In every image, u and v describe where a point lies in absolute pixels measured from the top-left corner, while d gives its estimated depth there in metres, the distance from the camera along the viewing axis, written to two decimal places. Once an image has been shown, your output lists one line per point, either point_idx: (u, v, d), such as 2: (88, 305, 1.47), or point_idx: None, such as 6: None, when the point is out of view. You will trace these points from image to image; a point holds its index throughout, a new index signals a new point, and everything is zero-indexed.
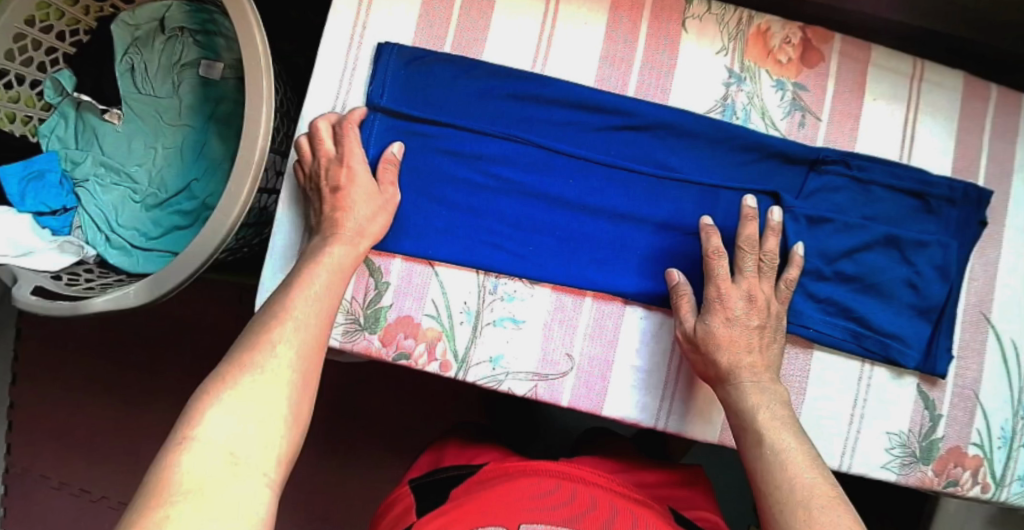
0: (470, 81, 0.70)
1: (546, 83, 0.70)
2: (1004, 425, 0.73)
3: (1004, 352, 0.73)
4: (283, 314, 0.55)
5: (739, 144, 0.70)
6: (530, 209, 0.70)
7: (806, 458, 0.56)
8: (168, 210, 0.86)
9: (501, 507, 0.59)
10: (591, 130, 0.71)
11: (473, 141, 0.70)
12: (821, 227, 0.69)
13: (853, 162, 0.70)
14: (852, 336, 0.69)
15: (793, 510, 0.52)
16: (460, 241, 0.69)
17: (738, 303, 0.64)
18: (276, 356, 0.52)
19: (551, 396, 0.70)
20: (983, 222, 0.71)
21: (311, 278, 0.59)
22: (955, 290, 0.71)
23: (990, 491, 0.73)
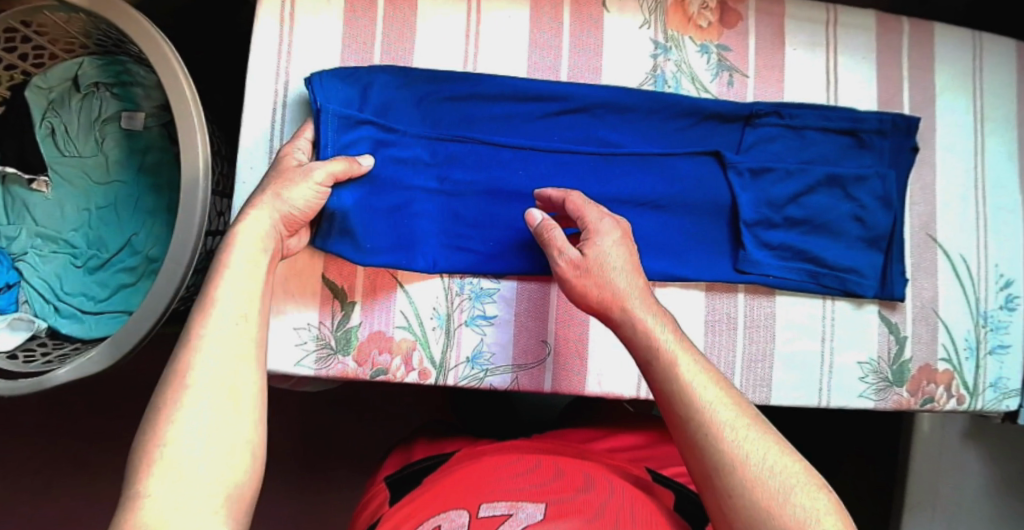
0: (407, 87, 0.70)
1: (480, 79, 0.71)
2: (968, 336, 0.77)
3: (955, 268, 0.77)
4: (208, 309, 0.53)
5: (675, 110, 0.72)
6: (488, 206, 0.71)
7: (708, 387, 0.57)
8: (113, 269, 0.87)
9: (462, 492, 0.61)
10: (532, 117, 0.72)
11: (421, 147, 0.70)
12: (764, 177, 0.71)
13: (784, 111, 0.72)
14: (809, 276, 0.72)
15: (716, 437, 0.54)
16: (422, 249, 0.69)
17: (610, 227, 0.64)
18: (203, 371, 0.51)
19: (534, 384, 0.71)
20: (916, 147, 0.74)
21: (218, 283, 0.55)
22: (899, 216, 0.74)
23: (966, 402, 0.77)
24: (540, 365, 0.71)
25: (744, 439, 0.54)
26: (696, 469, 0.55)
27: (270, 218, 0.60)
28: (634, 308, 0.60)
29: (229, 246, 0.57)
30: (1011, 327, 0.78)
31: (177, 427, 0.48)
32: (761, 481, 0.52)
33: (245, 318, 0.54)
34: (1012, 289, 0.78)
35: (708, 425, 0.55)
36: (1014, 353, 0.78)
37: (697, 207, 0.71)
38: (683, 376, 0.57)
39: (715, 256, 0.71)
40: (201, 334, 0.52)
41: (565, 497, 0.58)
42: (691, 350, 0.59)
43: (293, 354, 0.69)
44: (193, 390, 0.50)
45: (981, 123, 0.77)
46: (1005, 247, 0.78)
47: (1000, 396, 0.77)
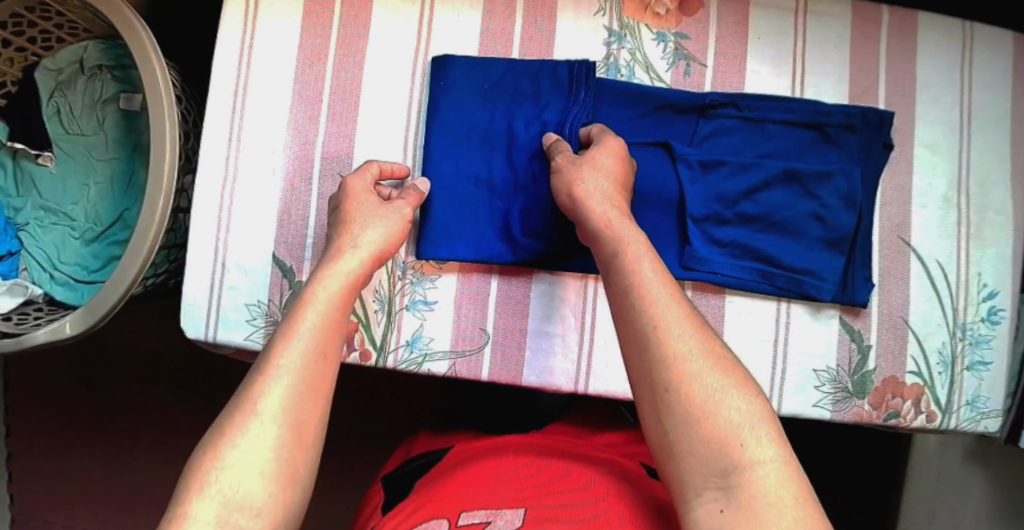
0: (475, 73, 0.71)
1: (440, 63, 0.71)
2: (943, 349, 0.72)
3: (930, 274, 0.72)
4: (290, 334, 0.56)
5: (628, 97, 0.70)
6: (482, 194, 0.70)
7: (661, 285, 0.56)
8: (105, 242, 0.88)
9: (447, 500, 0.57)
10: (482, 98, 0.71)
11: (473, 133, 0.70)
12: (715, 170, 0.69)
13: (741, 103, 0.70)
14: (761, 276, 0.69)
15: (657, 339, 0.53)
16: (455, 234, 0.69)
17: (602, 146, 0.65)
18: (266, 403, 0.52)
19: (471, 371, 0.70)
20: (888, 143, 0.70)
21: (302, 314, 0.57)
22: (864, 218, 0.70)
23: (937, 420, 0.72)
24: (478, 352, 0.71)
25: (685, 336, 0.53)
26: (636, 368, 0.53)
27: (360, 262, 0.62)
28: (615, 225, 0.60)
29: (316, 282, 0.60)
30: (994, 342, 0.72)
31: (235, 453, 0.50)
32: (697, 378, 0.51)
33: (316, 352, 0.56)
34: (995, 300, 0.72)
35: (654, 323, 0.53)
36: (996, 371, 0.72)
37: (645, 201, 0.69)
38: (640, 275, 0.56)
39: (660, 251, 0.69)
40: (275, 366, 0.54)
41: (552, 508, 0.53)
42: (651, 252, 0.58)
43: (242, 329, 0.71)
44: (259, 422, 0.51)
45: (967, 122, 0.73)
46: (988, 254, 0.72)
47: (977, 416, 0.72)
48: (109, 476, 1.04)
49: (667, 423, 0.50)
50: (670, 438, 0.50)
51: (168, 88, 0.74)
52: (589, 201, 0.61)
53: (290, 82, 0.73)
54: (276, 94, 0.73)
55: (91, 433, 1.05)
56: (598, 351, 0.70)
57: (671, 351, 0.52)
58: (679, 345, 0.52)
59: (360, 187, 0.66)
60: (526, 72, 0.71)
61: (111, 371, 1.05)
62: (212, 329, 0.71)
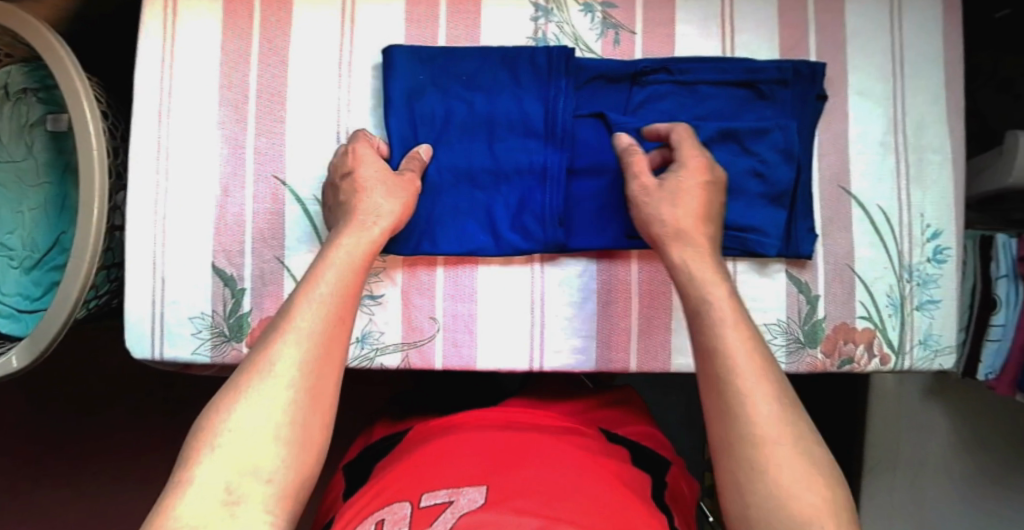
0: (446, 63, 0.70)
1: (403, 49, 0.69)
2: (891, 291, 0.73)
3: (872, 220, 0.72)
4: (305, 296, 0.56)
5: (594, 81, 0.70)
6: (455, 186, 0.69)
7: (756, 355, 0.52)
8: (45, 268, 0.86)
9: (408, 480, 0.56)
10: (453, 86, 0.70)
11: (444, 122, 0.69)
12: None
13: (673, 67, 0.70)
14: None
15: (744, 417, 0.50)
16: (423, 229, 0.68)
17: (688, 172, 0.62)
18: (282, 366, 0.52)
19: (424, 361, 0.71)
20: (821, 95, 0.71)
21: (321, 274, 0.58)
22: (803, 171, 0.70)
23: (891, 362, 0.73)
24: (430, 341, 0.71)
25: (774, 418, 0.49)
26: (717, 433, 0.51)
27: (379, 231, 0.62)
28: (699, 277, 0.57)
29: (336, 243, 0.60)
30: (941, 281, 0.73)
31: (247, 415, 0.50)
32: (785, 464, 0.48)
33: (337, 313, 0.56)
34: (940, 240, 0.73)
35: (742, 398, 0.50)
36: (945, 308, 0.73)
37: (584, 171, 0.69)
38: (726, 338, 0.53)
39: (608, 222, 0.68)
40: (293, 326, 0.54)
41: (519, 483, 0.53)
42: (742, 313, 0.55)
43: (189, 343, 0.71)
44: (272, 381, 0.51)
45: (899, 65, 0.73)
46: (929, 195, 0.73)
47: (931, 354, 0.73)
48: (83, 497, 1.03)
49: (749, 500, 0.48)
50: (750, 520, 0.48)
51: (93, 103, 0.72)
52: (686, 243, 0.59)
53: (215, 86, 0.71)
54: (201, 100, 0.71)
55: (64, 456, 1.04)
56: (550, 329, 0.71)
57: (759, 433, 0.49)
58: (769, 423, 0.49)
59: (366, 151, 0.65)
60: (502, 61, 0.70)
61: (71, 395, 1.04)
62: (158, 347, 0.71)
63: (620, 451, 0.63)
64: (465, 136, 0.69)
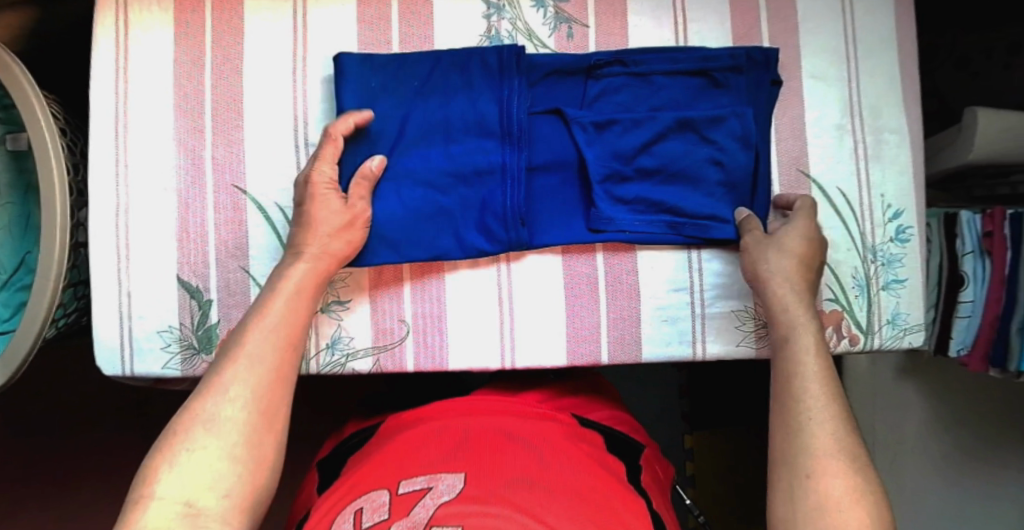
0: (395, 67, 0.69)
1: (350, 57, 0.68)
2: (856, 272, 0.73)
3: (833, 202, 0.73)
4: (256, 323, 0.60)
5: (549, 77, 0.70)
6: (413, 190, 0.68)
7: (827, 381, 0.57)
8: (11, 289, 0.81)
9: (384, 469, 0.56)
10: (405, 89, 0.69)
11: (398, 125, 0.69)
12: (609, 130, 0.69)
13: (626, 59, 0.70)
14: (669, 227, 0.69)
15: (806, 429, 0.55)
16: (384, 235, 0.68)
17: (795, 233, 0.65)
18: (234, 388, 0.55)
19: (395, 364, 0.70)
20: (776, 80, 0.71)
21: (269, 307, 0.61)
22: (761, 156, 0.70)
23: (860, 342, 0.73)
24: (400, 343, 0.70)
25: (833, 436, 0.54)
26: (778, 443, 0.56)
27: (324, 261, 0.64)
28: (795, 312, 0.62)
29: (284, 276, 0.63)
30: (906, 260, 0.73)
31: (204, 435, 0.53)
32: (836, 476, 0.52)
33: (289, 340, 0.60)
34: (901, 219, 0.73)
35: (811, 415, 0.55)
36: (911, 287, 0.73)
37: (543, 167, 0.70)
38: (804, 360, 0.59)
39: (570, 218, 0.69)
40: (245, 352, 0.57)
41: (501, 474, 0.53)
42: (823, 347, 0.60)
43: (158, 358, 0.70)
44: (227, 402, 0.55)
45: (852, 47, 0.73)
46: (889, 175, 0.74)
47: (900, 333, 0.73)
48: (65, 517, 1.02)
49: (795, 505, 0.52)
50: (794, 518, 0.51)
51: (49, 120, 0.71)
52: (774, 282, 0.64)
53: (170, 97, 0.71)
54: (157, 111, 0.71)
55: (45, 479, 1.03)
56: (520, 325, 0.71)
57: (818, 444, 0.54)
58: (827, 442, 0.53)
59: (322, 183, 0.65)
60: (454, 64, 0.69)
61: (49, 417, 1.04)
62: (129, 363, 0.70)
63: (595, 438, 0.64)
64: (422, 138, 0.69)
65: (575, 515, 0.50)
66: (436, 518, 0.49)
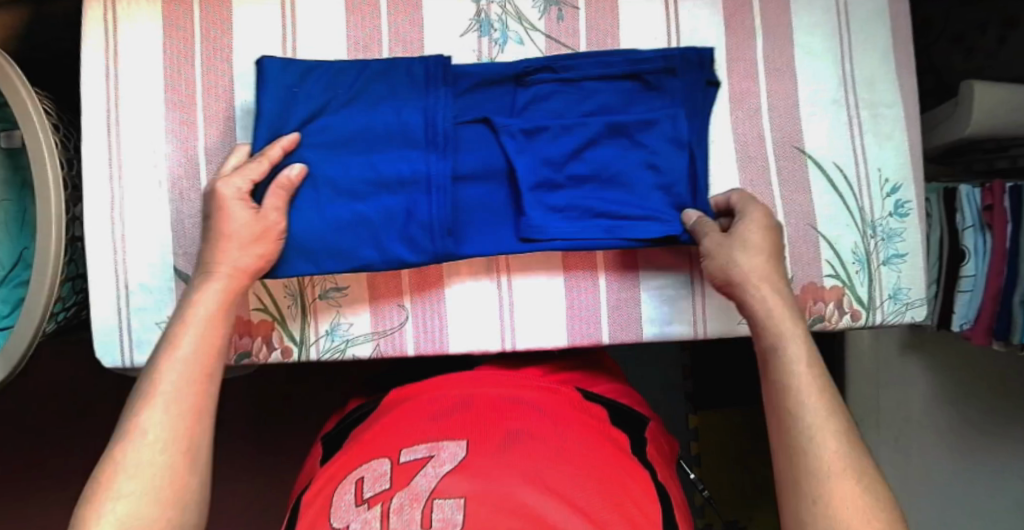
0: (315, 76, 0.67)
1: (273, 63, 0.66)
2: (856, 248, 0.72)
3: (829, 177, 0.73)
4: (172, 353, 0.56)
5: (477, 85, 0.69)
6: (335, 202, 0.65)
7: (817, 376, 0.55)
8: (10, 285, 0.81)
9: (385, 437, 0.57)
10: (329, 98, 0.67)
11: (318, 134, 0.66)
12: (539, 136, 0.67)
13: (556, 65, 0.69)
14: (606, 231, 0.67)
15: (805, 428, 0.53)
16: (305, 250, 0.65)
17: (755, 227, 0.62)
18: (151, 428, 0.53)
19: (395, 349, 0.70)
20: (711, 81, 0.71)
21: (179, 336, 0.58)
22: (697, 157, 0.68)
23: (862, 317, 0.72)
24: (400, 328, 0.70)
25: (832, 432, 0.52)
26: (779, 452, 0.54)
27: (234, 280, 0.61)
28: (772, 307, 0.59)
29: (194, 301, 0.60)
30: (906, 234, 0.73)
31: (127, 483, 0.51)
32: (841, 473, 0.51)
33: (205, 367, 0.57)
34: (900, 194, 0.73)
35: (806, 411, 0.53)
36: (912, 262, 0.73)
37: (469, 177, 0.68)
38: (790, 356, 0.56)
39: (500, 226, 0.68)
40: (160, 389, 0.55)
41: (504, 449, 0.53)
42: (809, 337, 0.58)
43: None
44: (145, 444, 0.52)
45: (844, 22, 0.73)
46: (886, 149, 0.73)
47: (901, 308, 0.73)
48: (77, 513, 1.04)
49: (804, 509, 0.51)
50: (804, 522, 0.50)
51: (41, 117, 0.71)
52: (750, 284, 0.60)
53: (160, 90, 0.70)
54: (147, 105, 0.70)
55: (54, 476, 1.04)
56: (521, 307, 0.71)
57: (819, 443, 0.52)
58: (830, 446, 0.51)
59: (231, 195, 0.61)
60: (380, 74, 0.68)
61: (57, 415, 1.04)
62: (128, 355, 0.70)
63: (601, 413, 0.63)
64: (343, 148, 0.66)
65: (578, 479, 0.51)
66: (438, 490, 0.49)
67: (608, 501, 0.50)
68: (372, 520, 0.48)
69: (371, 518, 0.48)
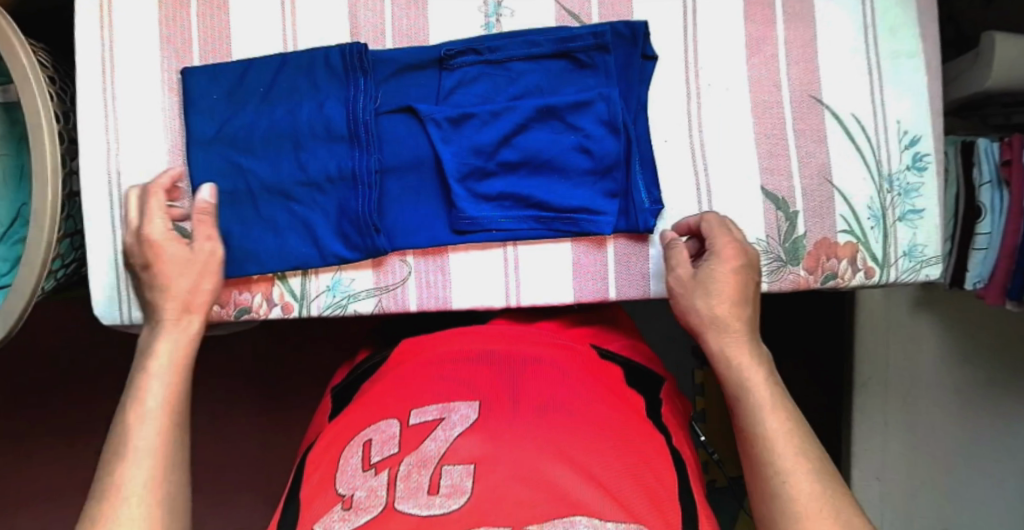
0: (229, 77, 0.69)
1: (194, 72, 0.69)
2: (872, 203, 0.70)
3: (847, 128, 0.70)
4: (142, 403, 0.54)
5: (399, 70, 0.69)
6: (271, 203, 0.68)
7: (783, 412, 0.53)
8: (9, 241, 0.79)
9: (393, 395, 0.56)
10: (253, 96, 0.69)
11: (244, 135, 0.68)
12: (465, 125, 0.68)
13: (480, 46, 0.68)
14: (537, 222, 0.68)
15: (775, 467, 0.50)
16: (242, 252, 0.68)
17: (724, 267, 0.60)
18: (131, 486, 0.50)
19: (398, 305, 0.69)
20: (647, 56, 0.69)
21: (144, 390, 0.55)
22: (631, 138, 0.68)
23: (875, 275, 0.70)
24: (403, 284, 0.69)
25: (801, 469, 0.50)
26: (755, 494, 0.52)
27: (194, 325, 0.60)
28: (734, 349, 0.57)
29: (152, 352, 0.57)
30: (923, 190, 0.71)
31: None
32: (816, 514, 0.48)
33: (175, 420, 0.55)
34: (919, 147, 0.71)
35: (773, 450, 0.51)
36: (928, 218, 0.71)
37: (396, 168, 0.68)
38: (754, 396, 0.54)
39: (432, 218, 0.69)
40: (133, 446, 0.51)
41: (514, 411, 0.53)
42: (772, 374, 0.56)
43: None
44: (126, 505, 0.49)
45: None
46: (906, 99, 0.71)
47: (916, 266, 0.71)
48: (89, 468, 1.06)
49: None
50: None
51: (35, 67, 0.68)
52: (714, 330, 0.58)
53: (155, 38, 0.69)
54: (143, 55, 0.69)
55: (64, 434, 1.06)
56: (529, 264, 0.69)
57: (789, 483, 0.49)
58: (798, 485, 0.49)
59: (161, 237, 0.61)
60: (298, 67, 0.69)
61: (68, 374, 1.05)
62: (127, 311, 0.69)
63: (612, 368, 0.62)
64: (266, 148, 0.68)
65: (593, 442, 0.51)
66: (447, 455, 0.49)
67: (625, 465, 0.50)
68: (378, 488, 0.47)
69: (378, 486, 0.47)
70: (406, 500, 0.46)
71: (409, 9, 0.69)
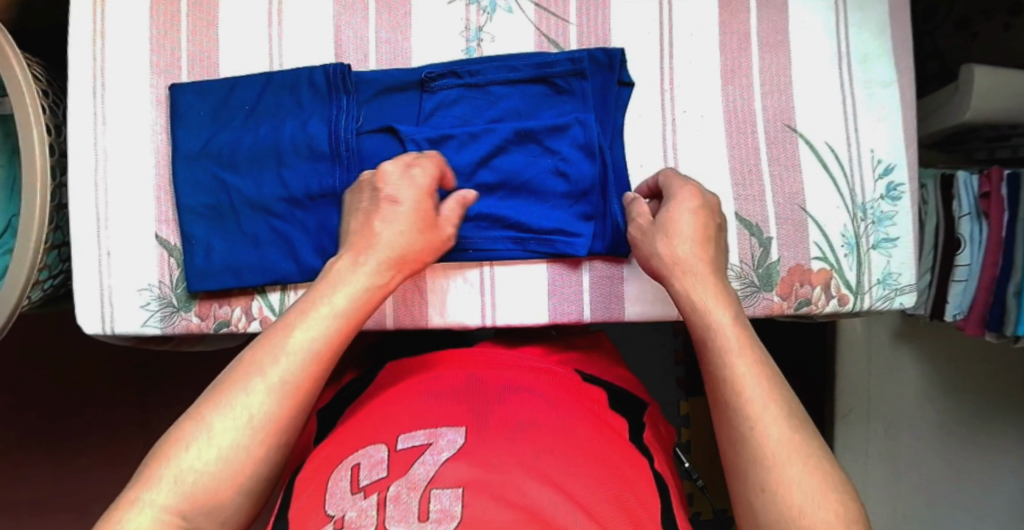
0: (216, 95, 0.71)
1: (182, 89, 0.70)
2: (845, 230, 0.71)
3: (821, 156, 0.71)
4: (291, 327, 0.54)
5: (382, 90, 0.70)
6: (254, 219, 0.70)
7: (764, 378, 0.52)
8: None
9: (378, 420, 0.56)
10: (239, 113, 0.71)
11: (230, 151, 0.70)
12: (445, 145, 0.69)
13: (461, 70, 0.70)
14: (514, 242, 0.69)
15: (756, 437, 0.49)
16: (222, 268, 0.69)
17: (682, 210, 0.61)
18: (248, 398, 0.51)
19: (374, 322, 0.70)
20: (623, 81, 0.71)
21: (307, 313, 0.55)
22: (607, 162, 0.69)
23: (849, 302, 0.71)
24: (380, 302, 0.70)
25: (780, 437, 0.49)
26: (722, 438, 0.52)
27: (389, 273, 0.59)
28: (707, 304, 0.56)
29: (334, 285, 0.57)
30: (897, 218, 0.71)
31: (211, 439, 0.49)
32: (795, 483, 0.47)
33: (325, 364, 0.54)
34: (893, 176, 0.71)
35: (754, 418, 0.50)
36: (902, 247, 0.71)
37: None
38: (732, 363, 0.52)
39: None
40: (272, 369, 0.52)
41: (494, 432, 0.53)
42: (748, 332, 0.55)
43: (137, 316, 0.70)
44: (231, 412, 0.50)
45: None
46: (880, 129, 0.72)
47: (890, 293, 0.71)
48: (72, 477, 1.06)
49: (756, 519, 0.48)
50: None
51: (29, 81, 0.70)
52: (677, 273, 0.59)
53: (147, 55, 0.71)
54: (133, 71, 0.71)
55: (48, 443, 1.06)
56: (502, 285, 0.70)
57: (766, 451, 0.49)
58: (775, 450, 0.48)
59: (395, 174, 0.61)
60: (284, 85, 0.70)
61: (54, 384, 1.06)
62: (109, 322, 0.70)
63: (592, 393, 0.62)
64: (250, 165, 0.70)
65: (575, 466, 0.51)
66: (437, 478, 0.49)
67: (609, 491, 0.50)
68: (368, 508, 0.47)
69: (368, 506, 0.47)
70: (398, 523, 0.46)
71: (393, 31, 0.71)
